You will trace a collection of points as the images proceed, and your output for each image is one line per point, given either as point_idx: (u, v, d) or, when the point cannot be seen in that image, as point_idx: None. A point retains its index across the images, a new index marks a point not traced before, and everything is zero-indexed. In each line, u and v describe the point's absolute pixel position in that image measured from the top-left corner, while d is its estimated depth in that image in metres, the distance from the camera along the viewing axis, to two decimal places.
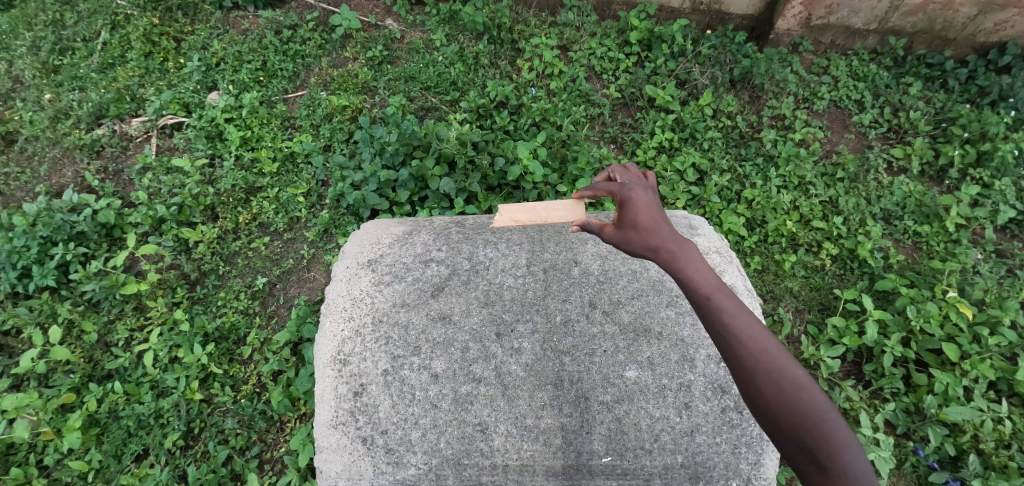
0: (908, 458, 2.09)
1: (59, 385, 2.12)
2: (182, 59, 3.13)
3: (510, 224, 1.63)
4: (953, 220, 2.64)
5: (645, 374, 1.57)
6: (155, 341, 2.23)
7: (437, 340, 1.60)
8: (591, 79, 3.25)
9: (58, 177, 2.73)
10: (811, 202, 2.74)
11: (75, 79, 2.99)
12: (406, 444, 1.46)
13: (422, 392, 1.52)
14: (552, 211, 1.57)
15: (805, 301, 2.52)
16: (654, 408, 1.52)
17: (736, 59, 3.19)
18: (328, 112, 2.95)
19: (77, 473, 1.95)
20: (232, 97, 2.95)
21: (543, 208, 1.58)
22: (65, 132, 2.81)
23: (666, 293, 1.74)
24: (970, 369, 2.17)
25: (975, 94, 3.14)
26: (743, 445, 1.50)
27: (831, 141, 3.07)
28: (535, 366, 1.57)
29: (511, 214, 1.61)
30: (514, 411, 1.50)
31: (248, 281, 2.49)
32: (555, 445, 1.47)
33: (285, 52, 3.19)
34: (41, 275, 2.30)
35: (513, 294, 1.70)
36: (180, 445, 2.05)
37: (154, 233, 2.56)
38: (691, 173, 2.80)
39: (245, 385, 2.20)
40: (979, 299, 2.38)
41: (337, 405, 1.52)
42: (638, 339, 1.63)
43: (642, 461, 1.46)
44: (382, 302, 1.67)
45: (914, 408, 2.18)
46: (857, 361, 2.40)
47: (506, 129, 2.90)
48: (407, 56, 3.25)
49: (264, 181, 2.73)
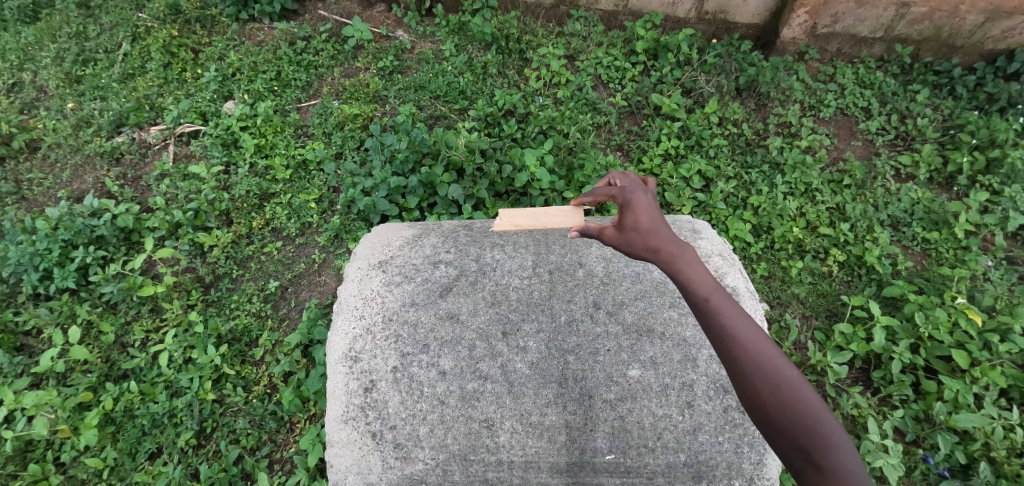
0: (918, 466, 2.05)
1: (77, 384, 2.18)
2: (200, 70, 3.23)
3: (510, 227, 1.71)
4: (962, 227, 2.64)
5: (648, 372, 1.58)
6: (170, 342, 2.28)
7: (445, 338, 1.63)
8: (597, 88, 3.30)
9: (79, 183, 2.82)
10: (817, 209, 2.76)
11: (97, 89, 3.10)
12: (414, 440, 1.48)
13: (431, 389, 1.54)
14: (550, 218, 1.64)
15: (811, 307, 2.51)
16: (657, 406, 1.53)
17: (741, 67, 3.23)
18: (340, 121, 3.02)
19: (92, 470, 2.00)
20: (247, 106, 3.05)
21: (542, 215, 1.66)
22: (87, 139, 2.91)
23: (669, 294, 1.75)
24: (980, 376, 2.14)
25: (984, 101, 3.13)
26: (746, 445, 1.49)
27: (837, 147, 3.08)
28: (540, 364, 1.58)
29: (512, 219, 1.70)
30: (520, 407, 1.52)
31: (260, 284, 2.55)
32: (559, 442, 1.48)
33: (299, 63, 3.29)
34: (62, 276, 2.37)
35: (519, 295, 1.73)
36: (192, 444, 2.09)
37: (170, 237, 2.63)
38: (697, 180, 2.82)
39: (257, 386, 2.25)
40: (989, 306, 2.36)
41: (348, 400, 1.54)
42: (641, 339, 1.64)
43: (645, 459, 1.47)
44: (392, 302, 1.70)
45: (924, 416, 2.15)
46: (865, 368, 2.37)
47: (514, 137, 2.96)
48: (417, 66, 3.33)
49: (277, 187, 2.81)
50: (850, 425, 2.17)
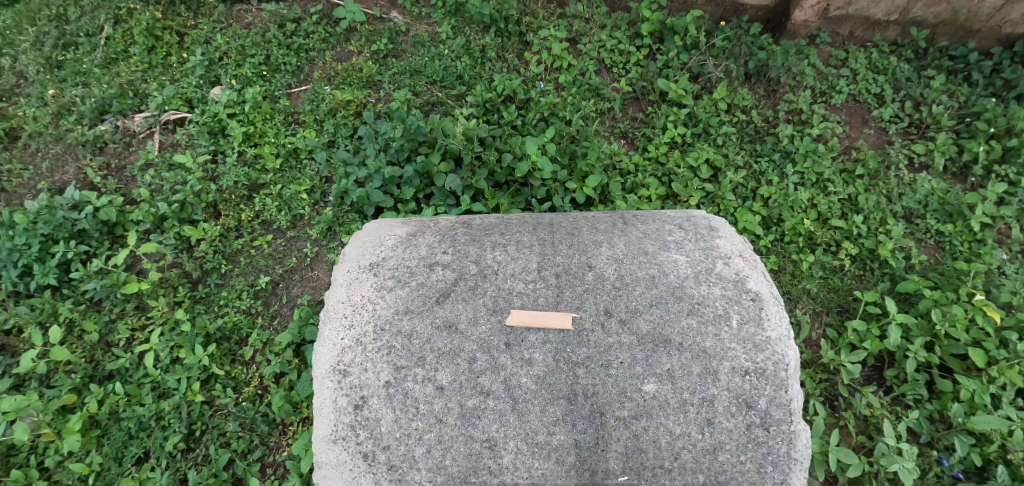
0: (932, 468, 1.99)
1: (60, 385, 2.09)
2: (185, 54, 3.08)
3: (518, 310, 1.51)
4: (978, 219, 2.54)
5: (665, 387, 1.38)
6: (156, 341, 2.18)
7: (442, 350, 1.45)
8: (600, 73, 3.17)
9: (60, 174, 2.69)
10: (829, 200, 2.66)
11: (78, 75, 2.95)
12: (409, 461, 1.37)
13: (427, 406, 1.39)
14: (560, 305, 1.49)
15: (823, 303, 2.43)
16: (674, 424, 1.35)
17: (751, 51, 3.10)
18: (332, 108, 2.89)
19: (77, 476, 1.92)
20: (235, 92, 2.91)
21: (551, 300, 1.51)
22: (67, 128, 2.77)
23: (687, 300, 1.52)
24: (997, 376, 2.07)
25: (1001, 87, 3.01)
26: (769, 465, 1.36)
27: (849, 136, 2.97)
28: (546, 378, 1.40)
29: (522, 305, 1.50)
30: (524, 426, 1.37)
31: (251, 279, 2.44)
32: (568, 464, 1.34)
33: (289, 46, 3.13)
34: (42, 273, 2.26)
35: (523, 301, 1.53)
36: (181, 448, 2.01)
37: (155, 231, 2.51)
38: (705, 169, 2.72)
39: (248, 387, 2.16)
40: (1006, 302, 2.28)
41: (337, 418, 1.41)
42: (657, 350, 1.43)
43: (661, 481, 1.34)
44: (384, 309, 1.53)
45: (938, 416, 2.09)
46: (878, 366, 2.30)
47: (514, 124, 2.84)
48: (412, 49, 3.18)
49: (266, 177, 2.68)
50: (862, 425, 2.11)
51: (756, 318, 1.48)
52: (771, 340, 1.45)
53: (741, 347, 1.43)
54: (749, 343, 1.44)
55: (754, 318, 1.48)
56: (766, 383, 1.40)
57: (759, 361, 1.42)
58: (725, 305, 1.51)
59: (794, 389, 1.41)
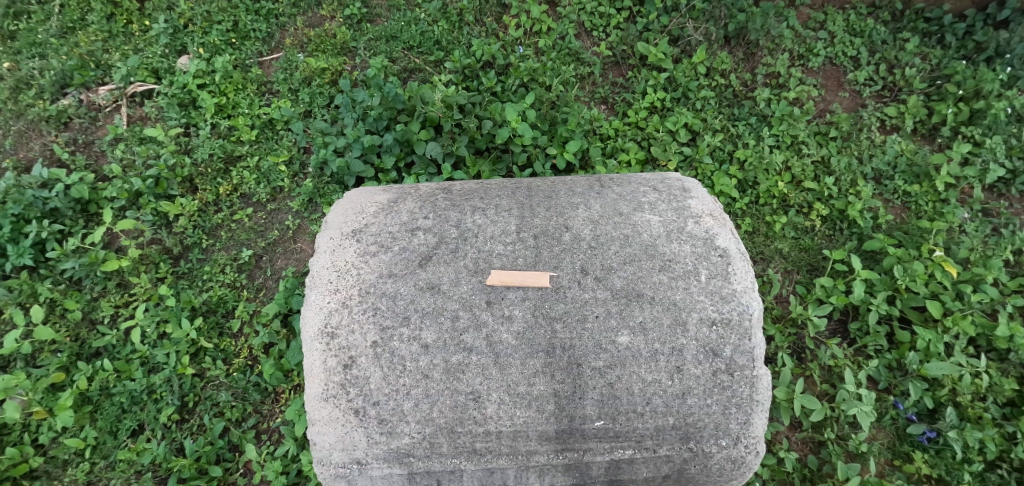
0: (888, 412, 2.16)
1: (47, 365, 2.09)
2: (148, 22, 2.95)
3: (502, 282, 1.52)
4: (942, 179, 2.63)
5: (638, 339, 1.45)
6: (142, 317, 2.18)
7: (425, 310, 1.49)
8: (580, 37, 3.13)
9: (25, 151, 2.59)
10: (803, 162, 2.73)
11: (34, 46, 2.81)
12: (398, 415, 1.43)
13: (413, 363, 1.44)
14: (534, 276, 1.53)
15: (793, 262, 2.54)
16: (647, 372, 1.43)
17: (731, 13, 3.06)
18: (307, 76, 2.83)
19: (74, 450, 1.96)
20: (203, 61, 2.80)
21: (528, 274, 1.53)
22: (28, 103, 2.66)
23: (660, 257, 1.58)
24: (951, 326, 2.20)
25: (972, 50, 3.05)
26: (734, 406, 1.46)
27: (825, 99, 3.02)
28: (526, 334, 1.46)
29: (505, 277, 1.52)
30: (506, 379, 1.43)
31: (233, 253, 2.44)
32: (548, 412, 1.43)
33: (257, 11, 3.02)
34: (16, 254, 2.22)
35: (502, 262, 1.57)
36: (175, 419, 2.06)
37: (131, 207, 2.48)
38: (683, 133, 2.75)
39: (237, 358, 2.19)
40: (964, 258, 2.41)
41: (328, 378, 1.45)
42: (631, 304, 1.49)
43: (635, 424, 1.44)
44: (368, 273, 1.56)
45: (896, 364, 2.23)
46: (843, 319, 2.43)
47: (494, 90, 2.82)
48: (388, 13, 3.09)
49: (242, 149, 2.64)
50: (826, 375, 2.26)
51: (724, 272, 1.55)
52: (737, 292, 1.51)
53: (710, 299, 1.50)
54: (717, 295, 1.51)
55: (721, 273, 1.54)
56: (731, 332, 1.47)
57: (725, 312, 1.48)
58: (695, 261, 1.57)
59: (758, 338, 1.48)
